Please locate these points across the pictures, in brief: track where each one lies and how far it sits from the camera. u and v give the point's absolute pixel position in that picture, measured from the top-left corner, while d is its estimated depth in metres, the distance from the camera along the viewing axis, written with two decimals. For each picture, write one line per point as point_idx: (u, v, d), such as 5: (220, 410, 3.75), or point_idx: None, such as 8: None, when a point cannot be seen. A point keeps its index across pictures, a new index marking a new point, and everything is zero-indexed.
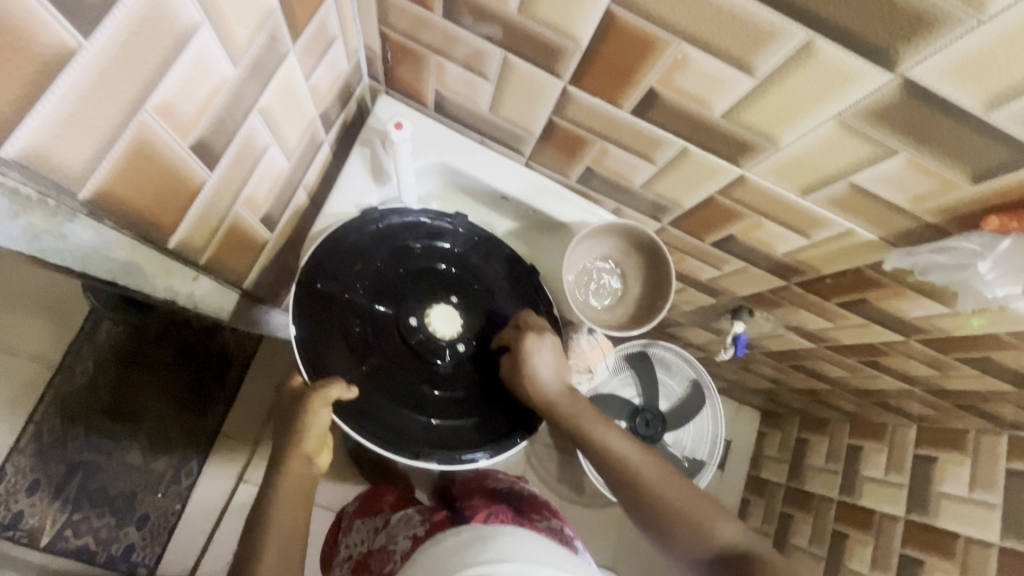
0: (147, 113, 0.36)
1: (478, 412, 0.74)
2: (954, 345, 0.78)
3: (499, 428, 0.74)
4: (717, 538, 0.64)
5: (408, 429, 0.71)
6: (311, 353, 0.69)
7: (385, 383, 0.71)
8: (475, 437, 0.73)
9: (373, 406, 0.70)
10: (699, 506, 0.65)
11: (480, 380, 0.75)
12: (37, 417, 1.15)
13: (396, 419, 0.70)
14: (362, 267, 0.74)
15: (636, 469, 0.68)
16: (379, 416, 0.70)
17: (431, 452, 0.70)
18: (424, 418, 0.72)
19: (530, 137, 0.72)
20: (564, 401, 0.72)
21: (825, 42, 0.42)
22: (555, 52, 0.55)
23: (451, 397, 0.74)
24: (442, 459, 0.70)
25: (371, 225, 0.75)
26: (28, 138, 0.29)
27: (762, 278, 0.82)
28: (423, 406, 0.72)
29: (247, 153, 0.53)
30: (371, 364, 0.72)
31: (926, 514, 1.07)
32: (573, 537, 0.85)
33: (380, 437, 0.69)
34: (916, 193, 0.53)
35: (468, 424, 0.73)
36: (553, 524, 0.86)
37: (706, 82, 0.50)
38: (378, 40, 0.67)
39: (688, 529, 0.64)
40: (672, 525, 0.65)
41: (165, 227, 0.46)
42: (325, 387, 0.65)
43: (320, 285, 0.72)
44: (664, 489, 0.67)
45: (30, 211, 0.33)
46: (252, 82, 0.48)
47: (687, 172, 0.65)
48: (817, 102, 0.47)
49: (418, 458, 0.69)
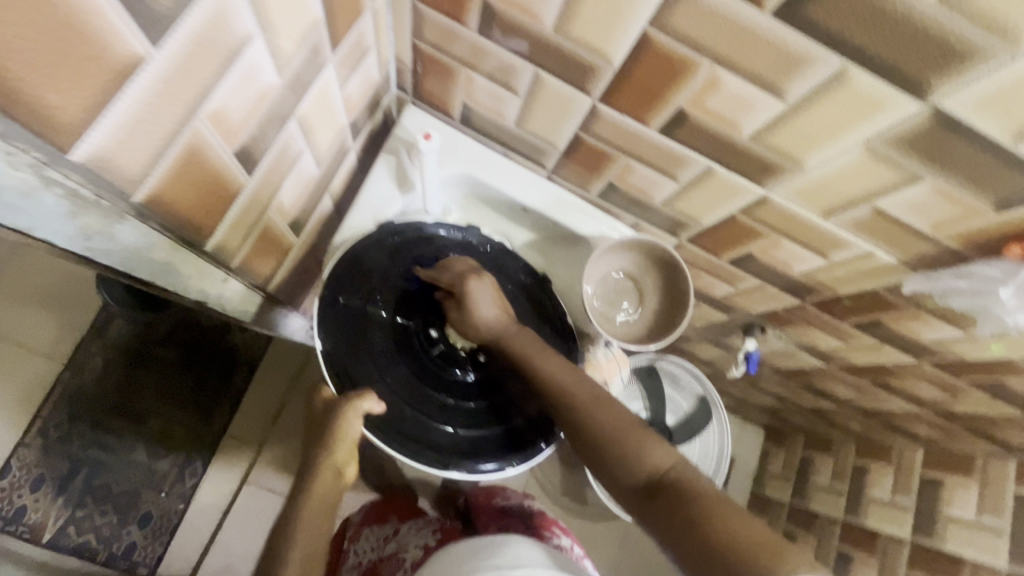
0: (200, 119, 0.37)
1: (501, 420, 0.74)
2: (967, 369, 0.79)
3: (522, 435, 0.74)
4: (649, 460, 0.62)
5: (434, 440, 0.71)
6: (337, 365, 0.70)
7: (409, 394, 0.72)
8: (497, 446, 0.73)
9: (399, 417, 0.70)
10: (633, 429, 0.64)
11: (502, 390, 0.76)
12: (45, 412, 1.16)
13: (422, 430, 0.71)
14: (383, 279, 0.75)
15: (570, 395, 0.67)
16: (406, 429, 0.70)
17: (461, 462, 0.71)
18: (448, 428, 0.72)
19: (553, 151, 0.74)
20: (507, 331, 0.73)
21: (858, 71, 0.43)
22: (587, 70, 0.56)
23: (473, 408, 0.74)
24: (469, 469, 0.71)
25: (388, 239, 0.76)
26: (96, 143, 0.30)
27: (777, 297, 0.83)
28: (447, 416, 0.73)
29: (283, 159, 0.54)
30: (395, 375, 0.72)
31: (933, 537, 1.07)
32: (582, 556, 0.85)
33: (410, 448, 0.69)
34: (939, 219, 0.54)
35: (491, 435, 0.73)
36: (562, 541, 0.86)
37: (736, 104, 0.51)
38: (408, 51, 0.68)
39: (619, 453, 0.63)
40: (603, 447, 0.64)
41: (205, 230, 0.47)
42: (357, 399, 0.66)
43: (343, 299, 0.73)
44: (595, 415, 0.65)
45: (86, 212, 0.34)
46: (293, 91, 0.49)
47: (709, 191, 0.66)
48: (846, 128, 0.48)
49: (448, 467, 0.70)
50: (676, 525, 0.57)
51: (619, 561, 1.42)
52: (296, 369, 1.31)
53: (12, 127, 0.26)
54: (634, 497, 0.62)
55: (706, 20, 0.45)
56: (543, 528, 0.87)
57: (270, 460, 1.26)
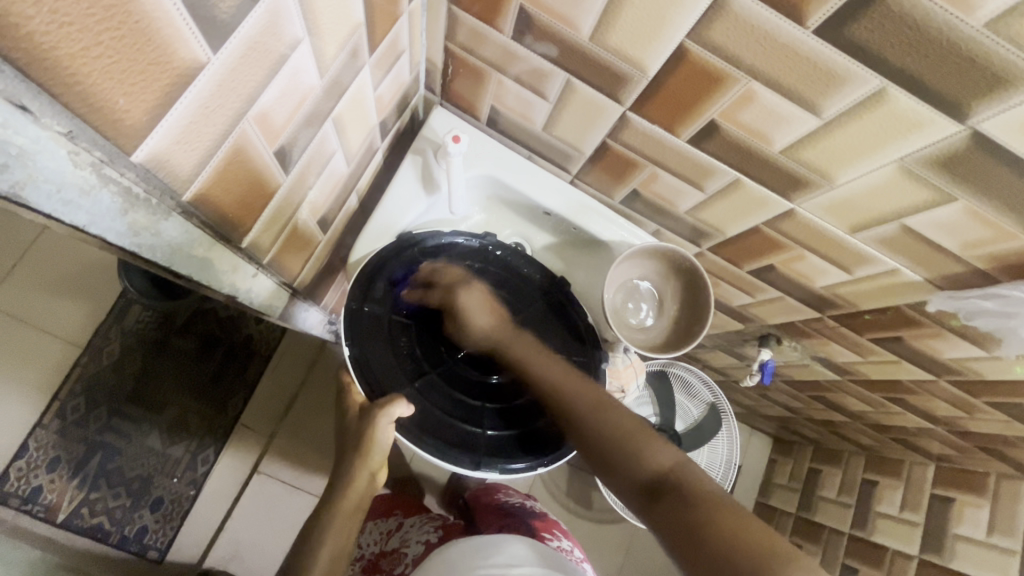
0: (248, 122, 0.38)
1: (532, 421, 0.75)
2: (985, 388, 0.78)
3: (552, 436, 0.74)
4: (652, 461, 0.62)
5: (466, 442, 0.72)
6: (366, 372, 0.71)
7: (439, 397, 0.73)
8: (524, 446, 0.74)
9: (429, 421, 0.72)
10: (637, 432, 0.65)
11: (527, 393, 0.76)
12: (62, 395, 1.17)
13: (454, 432, 0.72)
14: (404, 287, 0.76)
15: (576, 399, 0.69)
16: (436, 431, 0.71)
17: (491, 460, 0.72)
18: (478, 428, 0.73)
19: (579, 157, 0.74)
20: (507, 337, 0.76)
21: (898, 91, 0.43)
22: (620, 78, 0.57)
23: (502, 408, 0.75)
24: (502, 468, 0.73)
25: (405, 250, 0.76)
26: (154, 145, 0.31)
27: (796, 310, 0.83)
28: (477, 418, 0.74)
29: (317, 158, 0.55)
30: (425, 380, 0.74)
31: (941, 555, 1.06)
32: (582, 560, 0.85)
33: (442, 450, 0.71)
34: (968, 239, 0.53)
35: (518, 435, 0.74)
36: (563, 543, 0.86)
37: (770, 118, 0.51)
38: (440, 54, 0.69)
39: (623, 456, 0.64)
40: (608, 448, 0.65)
41: (242, 227, 0.48)
42: (388, 406, 0.67)
43: (368, 307, 0.73)
44: (601, 419, 0.67)
45: (136, 209, 0.35)
46: (331, 93, 0.50)
47: (735, 202, 0.66)
48: (880, 146, 0.48)
49: (480, 468, 0.72)
50: (675, 527, 0.55)
51: (622, 566, 1.43)
52: (309, 361, 1.32)
53: (80, 127, 0.27)
54: (636, 498, 0.62)
55: (746, 35, 0.45)
56: (544, 530, 0.86)
57: (281, 451, 1.28)
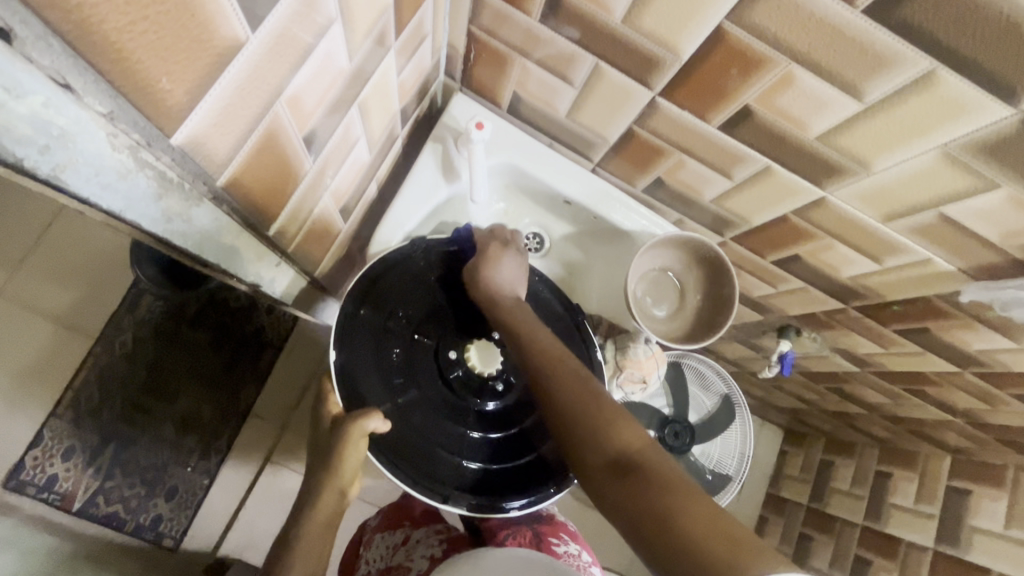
0: (280, 104, 0.37)
1: (516, 456, 0.71)
2: (1010, 380, 0.77)
3: (531, 475, 0.70)
4: (614, 441, 0.56)
5: (440, 471, 0.68)
6: (348, 379, 0.68)
7: (423, 419, 0.70)
8: (501, 485, 0.70)
9: (406, 442, 0.68)
10: (604, 411, 0.58)
11: (522, 422, 0.72)
12: (77, 384, 1.18)
13: (431, 457, 0.68)
14: (403, 295, 0.73)
15: (554, 365, 0.62)
16: (410, 453, 0.68)
17: (461, 496, 0.68)
18: (457, 459, 0.69)
19: (603, 144, 0.73)
20: (506, 299, 0.70)
21: (948, 73, 0.41)
22: (651, 63, 0.55)
23: (491, 438, 0.71)
24: (471, 506, 0.68)
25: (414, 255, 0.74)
26: (195, 127, 0.30)
27: (819, 301, 0.82)
28: (460, 447, 0.70)
29: (343, 143, 0.54)
30: (408, 399, 0.70)
31: (958, 547, 1.06)
32: (592, 564, 0.80)
33: (410, 476, 0.67)
34: (1008, 228, 0.52)
35: (500, 470, 0.70)
36: (571, 549, 0.81)
37: (808, 103, 0.50)
38: (462, 38, 0.68)
39: (584, 433, 0.57)
40: (571, 426, 0.58)
41: (270, 215, 0.47)
42: (361, 419, 0.64)
43: (364, 310, 0.71)
44: (571, 394, 0.60)
45: (170, 194, 0.35)
46: (357, 79, 0.48)
47: (764, 190, 0.65)
48: (924, 130, 0.47)
49: (446, 502, 0.67)
50: (637, 518, 0.51)
51: (632, 556, 1.43)
52: (320, 353, 1.32)
53: (122, 108, 0.26)
54: (595, 478, 0.56)
55: (790, 15, 0.43)
56: (551, 535, 0.82)
57: (290, 445, 1.26)
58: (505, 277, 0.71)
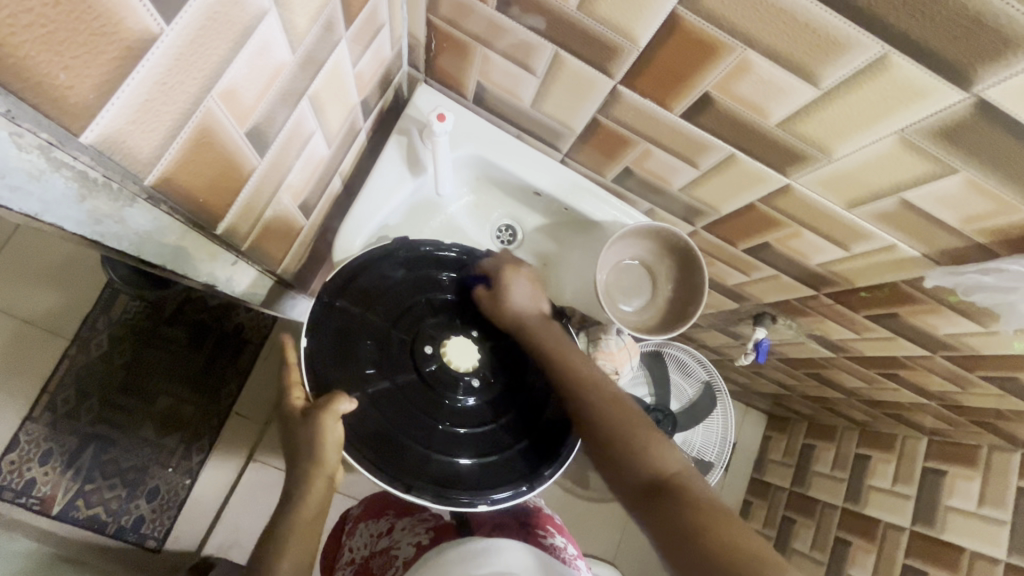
0: (213, 99, 0.36)
1: (488, 453, 0.70)
2: (979, 362, 0.78)
3: (503, 473, 0.69)
4: (654, 462, 0.60)
5: (408, 461, 0.67)
6: (318, 365, 0.67)
7: (395, 410, 0.68)
8: (471, 481, 0.68)
9: (375, 431, 0.67)
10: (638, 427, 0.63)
11: (498, 420, 0.71)
12: (52, 387, 1.16)
13: (401, 449, 0.67)
14: (381, 289, 0.72)
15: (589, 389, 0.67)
16: (379, 442, 0.66)
17: (425, 486, 0.66)
18: (428, 453, 0.68)
19: (570, 134, 0.72)
20: (534, 323, 0.73)
21: (899, 57, 0.41)
22: (610, 51, 0.54)
23: (468, 434, 0.70)
24: (436, 498, 0.65)
25: (395, 253, 0.73)
26: (108, 125, 0.29)
27: (791, 288, 0.82)
28: (432, 440, 0.68)
29: (295, 138, 0.53)
30: (380, 388, 0.69)
31: (933, 526, 1.07)
32: (577, 557, 0.76)
33: (375, 464, 0.65)
34: (969, 213, 0.52)
35: (471, 464, 0.69)
36: (557, 542, 0.78)
37: (766, 90, 0.49)
38: (422, 28, 0.66)
39: (622, 451, 0.62)
40: (610, 443, 0.63)
41: (216, 213, 0.45)
42: (331, 402, 0.62)
43: (339, 302, 0.70)
44: (608, 415, 0.64)
45: (94, 195, 0.33)
46: (304, 71, 0.47)
47: (729, 178, 0.64)
48: (881, 115, 0.46)
49: (409, 492, 0.65)
50: (669, 529, 0.54)
51: (618, 542, 1.44)
52: None
53: (18, 107, 0.25)
54: (634, 501, 0.59)
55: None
56: (537, 527, 0.79)
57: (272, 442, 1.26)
58: (523, 301, 0.73)
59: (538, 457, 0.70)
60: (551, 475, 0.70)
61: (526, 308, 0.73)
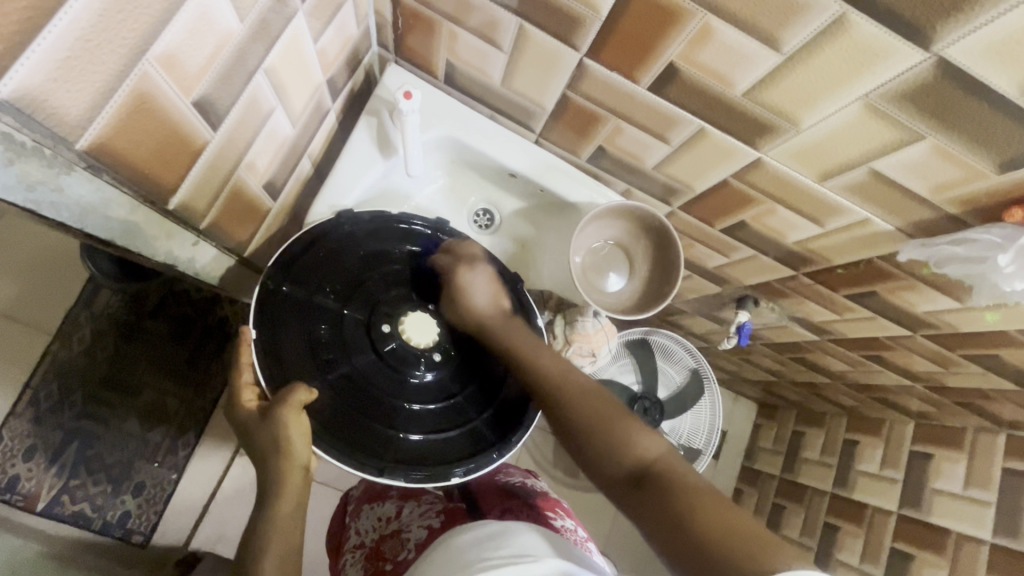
0: (148, 63, 0.35)
1: (452, 426, 0.70)
2: (960, 341, 0.78)
3: (469, 444, 0.69)
4: (633, 449, 0.56)
5: (374, 445, 0.66)
6: (271, 357, 0.65)
7: (356, 394, 0.68)
8: (440, 455, 0.68)
9: (338, 418, 0.66)
10: (607, 417, 0.59)
11: (460, 392, 0.71)
12: (34, 382, 1.14)
13: (366, 433, 0.66)
14: (334, 268, 0.71)
15: (556, 390, 0.63)
16: (342, 429, 0.66)
17: (397, 467, 0.65)
18: (393, 432, 0.67)
19: (541, 113, 0.71)
20: (494, 322, 0.70)
21: (860, 17, 0.40)
22: (575, 21, 0.53)
23: (429, 409, 0.70)
24: (409, 477, 0.65)
25: (346, 225, 0.72)
26: (27, 79, 0.28)
27: (771, 268, 0.81)
28: (396, 420, 0.68)
29: (254, 114, 0.52)
30: (338, 374, 0.68)
31: (920, 509, 1.07)
32: (587, 540, 0.73)
33: (343, 451, 0.64)
34: (938, 181, 0.51)
35: (440, 438, 0.68)
36: (566, 524, 0.74)
37: (731, 57, 0.49)
38: (388, 5, 0.65)
39: (600, 448, 0.57)
40: (587, 438, 0.59)
41: (166, 187, 0.45)
42: (287, 393, 0.61)
43: (286, 286, 0.68)
44: (581, 408, 0.60)
45: (26, 159, 0.33)
46: (257, 42, 0.46)
47: (701, 154, 0.63)
48: (844, 81, 0.46)
49: (382, 474, 0.65)
50: (657, 519, 0.49)
51: (608, 532, 1.44)
52: None
53: None
54: (618, 493, 0.55)
55: None
56: (547, 509, 0.74)
57: None
58: (484, 299, 0.71)
59: (505, 424, 0.71)
60: (522, 438, 0.70)
61: (481, 307, 0.71)
